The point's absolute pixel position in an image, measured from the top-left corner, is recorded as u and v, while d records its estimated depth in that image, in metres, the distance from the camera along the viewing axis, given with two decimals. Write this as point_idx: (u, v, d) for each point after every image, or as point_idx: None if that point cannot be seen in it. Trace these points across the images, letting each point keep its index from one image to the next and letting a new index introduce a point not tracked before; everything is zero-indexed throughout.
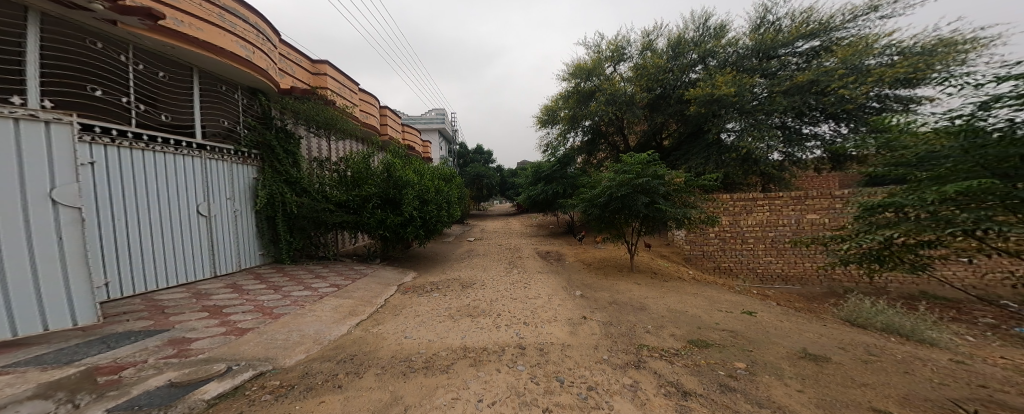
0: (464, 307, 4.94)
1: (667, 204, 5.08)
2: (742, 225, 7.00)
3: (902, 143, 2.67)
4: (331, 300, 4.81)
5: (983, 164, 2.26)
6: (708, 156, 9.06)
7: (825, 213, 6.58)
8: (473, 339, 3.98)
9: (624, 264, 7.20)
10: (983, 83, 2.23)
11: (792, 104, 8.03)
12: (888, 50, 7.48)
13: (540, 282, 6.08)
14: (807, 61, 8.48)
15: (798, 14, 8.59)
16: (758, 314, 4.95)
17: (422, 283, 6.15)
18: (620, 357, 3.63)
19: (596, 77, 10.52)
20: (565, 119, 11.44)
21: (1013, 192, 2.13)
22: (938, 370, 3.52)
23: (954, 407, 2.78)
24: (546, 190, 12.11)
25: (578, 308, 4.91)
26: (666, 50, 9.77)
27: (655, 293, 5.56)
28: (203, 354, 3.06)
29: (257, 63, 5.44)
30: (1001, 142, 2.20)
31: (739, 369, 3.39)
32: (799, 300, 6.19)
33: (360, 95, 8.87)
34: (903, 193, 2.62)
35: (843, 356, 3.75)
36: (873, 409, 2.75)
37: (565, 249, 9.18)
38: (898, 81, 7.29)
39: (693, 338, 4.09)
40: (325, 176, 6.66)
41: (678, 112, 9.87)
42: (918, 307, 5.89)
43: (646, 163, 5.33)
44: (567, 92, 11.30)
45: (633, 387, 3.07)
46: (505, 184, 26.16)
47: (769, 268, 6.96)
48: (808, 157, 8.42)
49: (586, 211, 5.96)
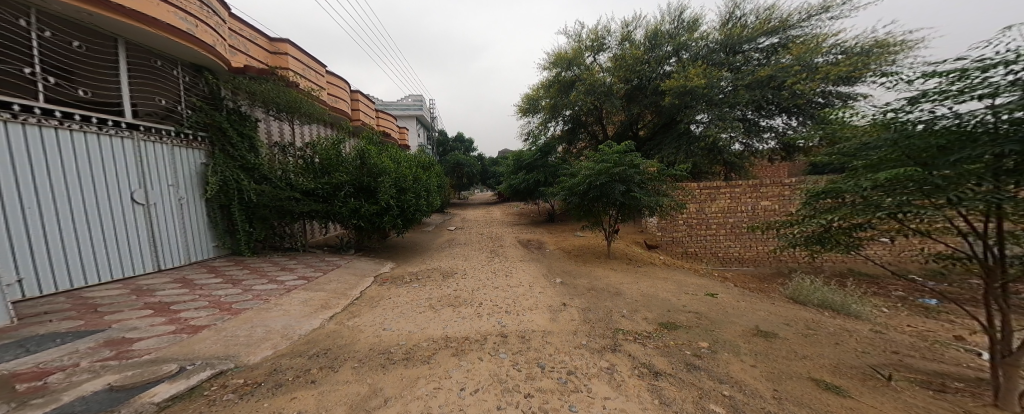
0: (445, 297, 4.90)
1: (642, 193, 5.20)
2: (709, 213, 7.39)
3: (844, 134, 2.98)
4: (301, 293, 4.60)
5: (906, 153, 2.50)
6: (679, 146, 9.43)
7: (777, 200, 7.12)
8: (455, 329, 3.97)
9: (600, 251, 7.41)
10: (913, 80, 2.47)
11: (755, 99, 8.50)
12: (834, 49, 8.07)
13: (521, 270, 6.13)
14: (767, 57, 8.97)
15: (762, 11, 8.98)
16: (719, 295, 5.31)
17: (399, 273, 6.03)
18: (598, 341, 3.77)
19: (576, 67, 10.59)
20: (546, 108, 11.46)
21: (930, 179, 2.34)
22: (864, 339, 3.98)
23: (875, 373, 3.17)
24: (526, 179, 12.17)
25: (558, 295, 5.02)
26: (643, 42, 9.93)
27: (630, 279, 5.79)
28: (148, 355, 2.83)
29: (202, 37, 4.95)
30: (923, 133, 2.44)
31: (703, 348, 3.64)
32: (754, 281, 6.70)
33: (328, 78, 8.36)
34: (843, 180, 2.86)
35: (789, 331, 4.14)
36: (812, 379, 3.07)
37: (546, 237, 9.30)
38: (842, 79, 7.90)
39: (664, 321, 4.32)
40: (289, 163, 6.28)
41: (653, 103, 10.14)
42: (847, 283, 6.61)
43: (624, 153, 5.47)
44: (547, 81, 11.33)
45: (609, 370, 3.21)
46: (487, 173, 25.93)
47: (729, 252, 7.44)
48: (764, 147, 9.01)
49: (566, 200, 6.08)
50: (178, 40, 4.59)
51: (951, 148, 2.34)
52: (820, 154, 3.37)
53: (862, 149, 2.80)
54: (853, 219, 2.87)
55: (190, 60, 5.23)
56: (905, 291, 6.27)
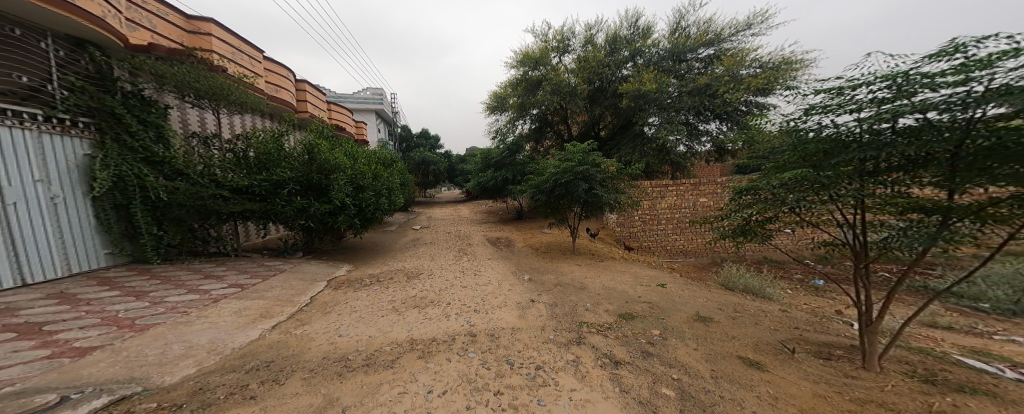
0: (410, 298, 4.69)
1: (604, 190, 5.42)
2: (659, 209, 7.94)
3: (763, 140, 3.35)
4: (232, 302, 4.09)
5: (801, 157, 2.87)
6: (634, 147, 10.01)
7: (712, 196, 7.88)
8: (421, 331, 3.82)
9: (566, 247, 7.63)
10: (807, 94, 2.84)
11: (694, 105, 9.30)
12: (754, 63, 9.10)
13: (490, 268, 6.08)
14: (706, 67, 9.84)
15: (702, 24, 9.83)
16: (668, 286, 5.72)
17: (356, 276, 5.63)
18: (564, 335, 3.87)
19: (543, 66, 10.70)
20: (513, 106, 11.48)
21: (817, 179, 2.68)
22: (775, 318, 4.57)
23: (784, 348, 3.63)
24: (494, 177, 12.11)
25: (526, 291, 5.06)
26: (603, 45, 10.32)
27: (593, 273, 6.03)
28: (14, 387, 2.31)
29: (88, 8, 4.16)
30: (813, 140, 2.80)
31: (655, 336, 3.90)
32: (694, 270, 7.36)
33: (265, 64, 7.51)
34: (763, 179, 3.11)
35: (721, 314, 4.60)
36: (739, 357, 3.44)
37: (514, 235, 9.32)
38: (759, 90, 8.96)
39: (623, 312, 4.55)
40: (215, 157, 5.60)
41: (613, 105, 10.63)
42: (763, 269, 7.54)
43: (586, 152, 5.69)
44: (514, 79, 11.34)
45: (575, 362, 3.31)
46: (455, 171, 25.33)
47: (676, 245, 8.06)
48: (701, 149, 9.92)
49: (534, 198, 6.15)
50: (55, 10, 3.83)
51: (832, 152, 2.68)
52: (746, 156, 3.75)
53: (775, 153, 3.18)
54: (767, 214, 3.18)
55: (70, 32, 4.34)
56: (803, 273, 7.34)
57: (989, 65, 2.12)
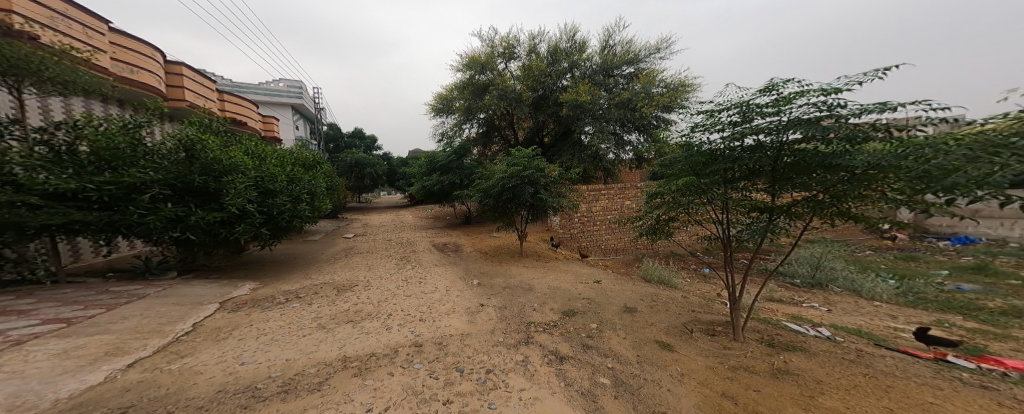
0: (341, 313, 4.21)
1: (548, 194, 5.58)
2: (594, 211, 8.44)
3: (655, 151, 3.45)
4: (65, 338, 2.90)
5: (681, 167, 2.97)
6: (573, 154, 10.63)
7: (634, 199, 8.80)
8: (354, 348, 3.31)
9: (514, 250, 7.70)
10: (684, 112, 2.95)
11: (619, 117, 10.15)
12: (662, 83, 10.27)
13: (436, 275, 5.83)
14: (628, 83, 10.81)
15: (624, 44, 10.80)
16: (602, 282, 5.95)
17: (265, 294, 4.83)
18: (513, 337, 3.65)
19: (490, 72, 10.68)
20: (459, 109, 11.34)
21: (696, 186, 2.79)
22: (680, 301, 4.80)
23: (683, 329, 3.64)
24: (440, 181, 11.75)
25: (476, 296, 4.95)
26: (545, 56, 10.76)
27: (539, 274, 6.19)
28: None
29: None
30: (689, 152, 2.89)
31: (592, 329, 3.80)
32: (622, 265, 7.99)
33: (115, 36, 5.85)
34: (664, 185, 3.16)
35: (637, 301, 4.77)
36: (655, 340, 3.40)
37: (462, 240, 9.08)
38: (664, 107, 10.10)
39: (566, 309, 4.51)
40: (14, 148, 3.89)
41: (555, 113, 11.04)
42: (669, 260, 8.36)
43: (531, 157, 5.82)
44: (460, 82, 11.18)
45: (523, 362, 3.06)
46: (394, 175, 23.98)
47: (607, 243, 8.65)
48: (624, 157, 10.94)
49: (482, 202, 6.11)
50: None
51: (703, 165, 2.79)
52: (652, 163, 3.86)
53: (666, 166, 3.22)
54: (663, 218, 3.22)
55: None
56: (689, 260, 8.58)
57: (787, 100, 2.30)
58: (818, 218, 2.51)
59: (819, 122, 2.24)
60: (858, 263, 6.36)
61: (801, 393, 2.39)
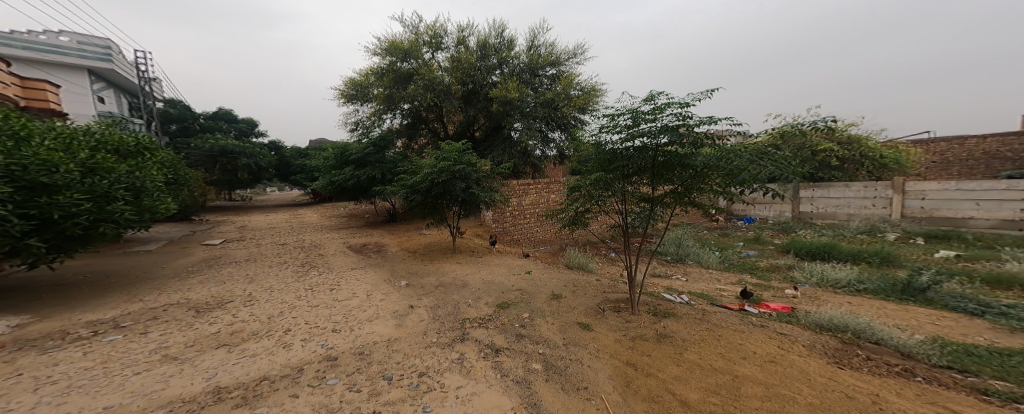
0: (207, 337, 3.44)
1: (480, 189, 5.69)
2: (524, 205, 8.77)
3: (572, 149, 3.67)
4: None
5: (595, 164, 3.24)
6: (503, 149, 10.91)
7: (558, 193, 9.38)
8: (246, 369, 2.83)
9: (445, 247, 7.65)
10: (595, 115, 3.21)
11: (544, 115, 10.64)
12: (582, 86, 10.94)
13: (356, 280, 5.56)
14: (552, 84, 11.30)
15: (547, 46, 11.23)
16: (533, 272, 6.26)
17: (47, 329, 3.47)
18: (447, 335, 3.55)
19: (414, 60, 10.40)
20: (379, 98, 10.86)
21: (605, 181, 3.07)
22: (594, 285, 5.22)
23: (597, 309, 4.04)
24: (356, 175, 10.63)
25: (404, 299, 4.78)
26: (475, 50, 10.74)
27: (472, 269, 6.27)
28: None
29: None
30: (599, 151, 3.15)
31: (526, 319, 3.97)
32: (550, 256, 8.44)
33: None
34: (580, 179, 3.37)
35: (558, 288, 5.13)
36: (578, 322, 3.70)
37: (386, 239, 8.77)
38: (582, 108, 10.76)
39: (500, 302, 4.61)
40: None
41: (485, 108, 11.17)
42: (588, 246, 9.05)
43: (461, 152, 5.86)
44: (378, 69, 10.81)
45: (460, 360, 3.02)
46: (296, 170, 21.75)
47: (536, 235, 9.06)
48: (549, 154, 11.51)
49: (410, 199, 6.02)
50: None
51: (611, 162, 3.08)
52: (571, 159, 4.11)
53: (582, 163, 3.48)
54: (583, 208, 3.47)
55: None
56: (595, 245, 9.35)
57: (663, 110, 2.69)
58: (681, 202, 3.08)
59: (678, 128, 2.70)
60: (698, 241, 7.76)
61: (693, 353, 2.84)
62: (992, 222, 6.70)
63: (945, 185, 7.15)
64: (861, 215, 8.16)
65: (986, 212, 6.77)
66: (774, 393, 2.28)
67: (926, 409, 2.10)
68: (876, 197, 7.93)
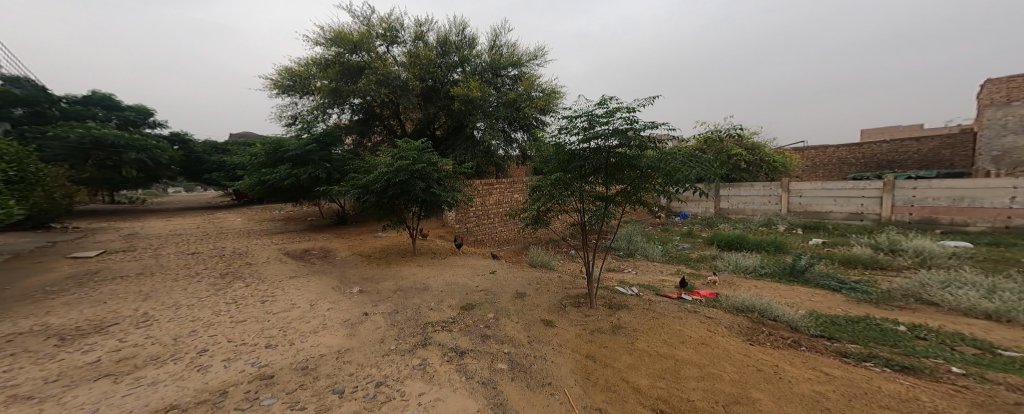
0: (79, 368, 2.84)
1: (441, 189, 5.63)
2: (488, 205, 8.77)
3: (533, 150, 3.72)
4: None
5: (555, 165, 3.31)
6: (466, 148, 10.84)
7: (521, 192, 9.52)
8: (169, 393, 2.52)
9: (404, 249, 7.47)
10: (554, 117, 3.28)
11: (507, 116, 10.70)
12: (543, 87, 11.12)
13: (300, 288, 5.23)
14: (514, 84, 11.38)
15: (509, 46, 11.33)
16: (498, 271, 6.27)
17: None
18: (407, 341, 3.42)
19: (364, 52, 10.00)
20: (322, 90, 10.30)
21: (565, 181, 3.18)
22: (558, 282, 5.35)
23: (561, 304, 4.17)
24: (295, 176, 9.35)
25: (355, 306, 4.49)
26: (435, 46, 10.61)
27: (434, 271, 6.14)
28: None
29: None
30: (560, 152, 3.23)
31: (490, 318, 3.96)
32: (514, 255, 8.55)
33: None
34: (541, 180, 3.44)
35: (524, 286, 5.17)
36: (543, 319, 3.79)
37: (337, 243, 8.39)
38: (544, 109, 10.91)
39: (464, 303, 4.54)
40: None
41: (446, 106, 11.09)
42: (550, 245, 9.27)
43: (420, 150, 5.77)
44: (320, 60, 10.38)
45: (421, 366, 2.92)
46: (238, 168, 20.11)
47: (500, 235, 9.12)
48: (512, 154, 11.61)
49: (364, 199, 5.84)
50: None
51: (570, 163, 3.19)
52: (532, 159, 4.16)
53: (544, 163, 3.54)
54: (545, 208, 3.55)
55: None
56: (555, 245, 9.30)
57: (618, 114, 2.84)
58: (632, 200, 3.29)
59: (630, 131, 2.89)
60: (646, 236, 8.26)
61: (646, 342, 3.02)
62: (845, 214, 8.51)
63: (815, 185, 9.01)
64: (762, 211, 10.06)
65: (842, 206, 8.57)
66: (707, 374, 2.50)
67: (809, 374, 2.45)
68: (773, 196, 9.81)
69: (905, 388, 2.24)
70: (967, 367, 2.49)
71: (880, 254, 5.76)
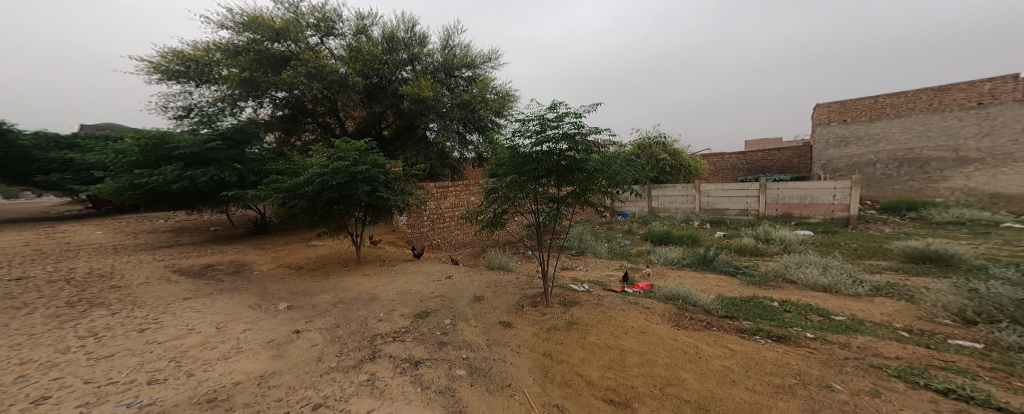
0: None
1: (388, 193, 5.48)
2: (443, 208, 8.66)
3: (488, 152, 3.74)
4: None
5: (510, 167, 3.36)
6: (418, 150, 10.62)
7: (477, 194, 9.57)
8: None
9: (347, 258, 7.07)
10: (507, 120, 3.32)
11: (461, 117, 10.65)
12: (497, 90, 11.20)
13: (220, 305, 4.64)
14: (468, 85, 11.36)
15: (463, 47, 11.34)
16: (454, 276, 6.14)
17: None
18: (352, 357, 3.17)
19: (290, 42, 9.53)
20: (233, 80, 9.26)
21: (519, 183, 3.25)
22: (517, 283, 5.41)
23: (518, 304, 4.26)
24: (187, 176, 7.82)
25: (281, 325, 3.97)
26: (380, 42, 10.34)
27: (381, 281, 5.79)
28: None
29: None
30: (515, 155, 3.28)
31: (448, 325, 3.89)
32: (472, 258, 8.57)
33: None
34: (496, 182, 3.47)
35: (485, 289, 5.14)
36: (501, 321, 3.83)
37: (258, 255, 7.60)
38: (497, 112, 10.95)
39: (418, 312, 4.36)
40: None
41: (393, 104, 10.87)
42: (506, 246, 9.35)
43: (363, 151, 5.52)
44: (230, 47, 9.51)
45: (369, 382, 2.74)
46: None
47: (457, 238, 9.06)
48: (467, 156, 11.58)
49: (293, 204, 5.47)
50: None
51: (524, 165, 3.26)
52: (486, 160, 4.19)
53: (498, 165, 3.56)
54: (501, 210, 3.60)
55: None
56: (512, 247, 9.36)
57: (569, 119, 2.97)
58: (582, 202, 3.47)
59: (580, 136, 3.04)
60: (595, 234, 8.63)
61: (592, 335, 3.17)
62: (737, 210, 9.86)
63: (715, 185, 10.21)
64: (670, 209, 11.24)
65: (734, 204, 9.90)
66: (645, 360, 2.70)
67: (716, 351, 2.83)
68: (681, 195, 10.93)
69: (823, 368, 2.52)
70: (816, 331, 3.20)
71: (758, 244, 6.71)
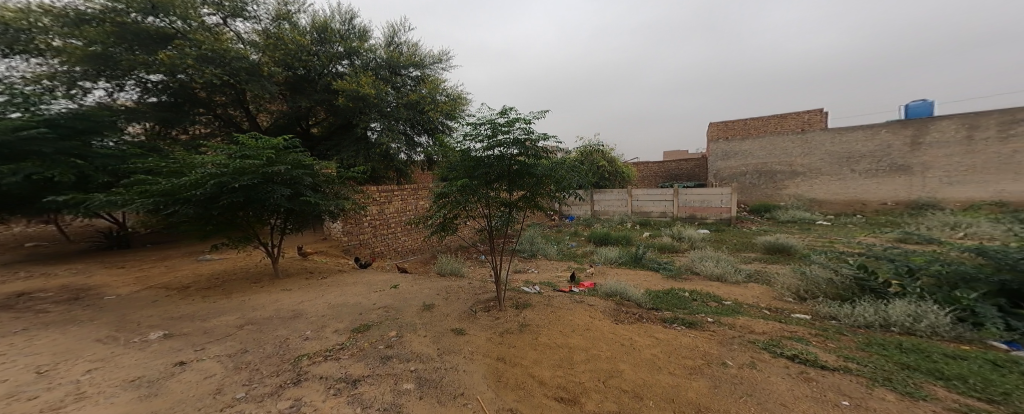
0: None
1: (314, 197, 5.23)
2: (388, 213, 8.36)
3: (440, 155, 3.71)
4: None
5: (461, 171, 3.36)
6: (357, 151, 10.25)
7: (426, 199, 9.44)
8: None
9: (263, 272, 6.35)
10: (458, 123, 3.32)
11: (407, 117, 10.48)
12: (447, 92, 11.15)
13: (81, 332, 3.77)
14: (416, 85, 11.18)
15: (410, 46, 11.23)
16: (400, 286, 5.88)
17: None
18: (268, 384, 2.80)
19: (175, 18, 8.02)
20: (75, 54, 7.20)
21: (470, 187, 3.25)
22: (468, 289, 5.36)
23: (469, 311, 4.24)
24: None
25: (159, 356, 3.25)
26: (310, 31, 9.75)
27: (309, 294, 5.24)
28: None
29: None
30: (466, 158, 3.29)
31: (392, 337, 3.71)
32: (420, 265, 8.39)
33: None
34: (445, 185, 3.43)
35: (439, 298, 4.97)
36: (452, 329, 3.77)
37: (146, 271, 6.44)
38: (445, 114, 10.73)
39: (357, 326, 4.05)
40: None
41: (323, 100, 10.36)
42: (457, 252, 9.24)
43: (279, 150, 5.06)
44: (67, 14, 7.38)
45: (293, 408, 2.47)
46: None
47: (405, 245, 8.80)
48: (416, 158, 11.34)
49: (174, 211, 4.74)
50: None
51: (475, 169, 3.28)
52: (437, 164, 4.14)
53: (449, 169, 3.55)
54: (451, 214, 3.57)
55: None
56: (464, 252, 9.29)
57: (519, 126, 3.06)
58: (531, 207, 3.56)
59: (530, 142, 3.15)
60: (547, 238, 8.78)
61: (539, 336, 3.25)
62: (659, 211, 10.91)
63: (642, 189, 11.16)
64: (603, 211, 12.02)
65: (658, 206, 10.97)
66: (591, 356, 2.82)
67: (645, 339, 3.06)
68: (613, 198, 11.76)
69: (743, 351, 2.78)
70: (713, 315, 3.61)
71: (676, 241, 7.46)
